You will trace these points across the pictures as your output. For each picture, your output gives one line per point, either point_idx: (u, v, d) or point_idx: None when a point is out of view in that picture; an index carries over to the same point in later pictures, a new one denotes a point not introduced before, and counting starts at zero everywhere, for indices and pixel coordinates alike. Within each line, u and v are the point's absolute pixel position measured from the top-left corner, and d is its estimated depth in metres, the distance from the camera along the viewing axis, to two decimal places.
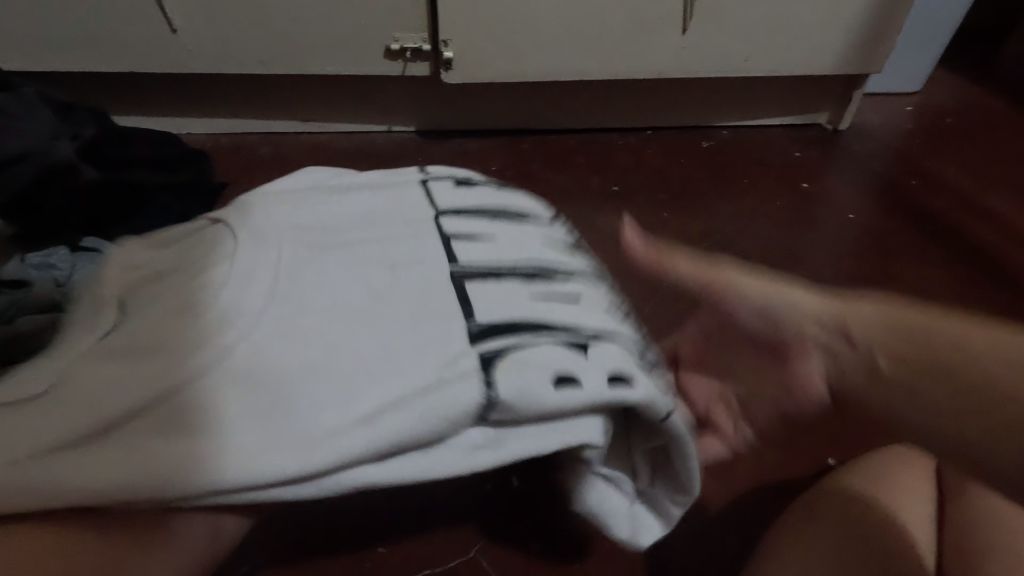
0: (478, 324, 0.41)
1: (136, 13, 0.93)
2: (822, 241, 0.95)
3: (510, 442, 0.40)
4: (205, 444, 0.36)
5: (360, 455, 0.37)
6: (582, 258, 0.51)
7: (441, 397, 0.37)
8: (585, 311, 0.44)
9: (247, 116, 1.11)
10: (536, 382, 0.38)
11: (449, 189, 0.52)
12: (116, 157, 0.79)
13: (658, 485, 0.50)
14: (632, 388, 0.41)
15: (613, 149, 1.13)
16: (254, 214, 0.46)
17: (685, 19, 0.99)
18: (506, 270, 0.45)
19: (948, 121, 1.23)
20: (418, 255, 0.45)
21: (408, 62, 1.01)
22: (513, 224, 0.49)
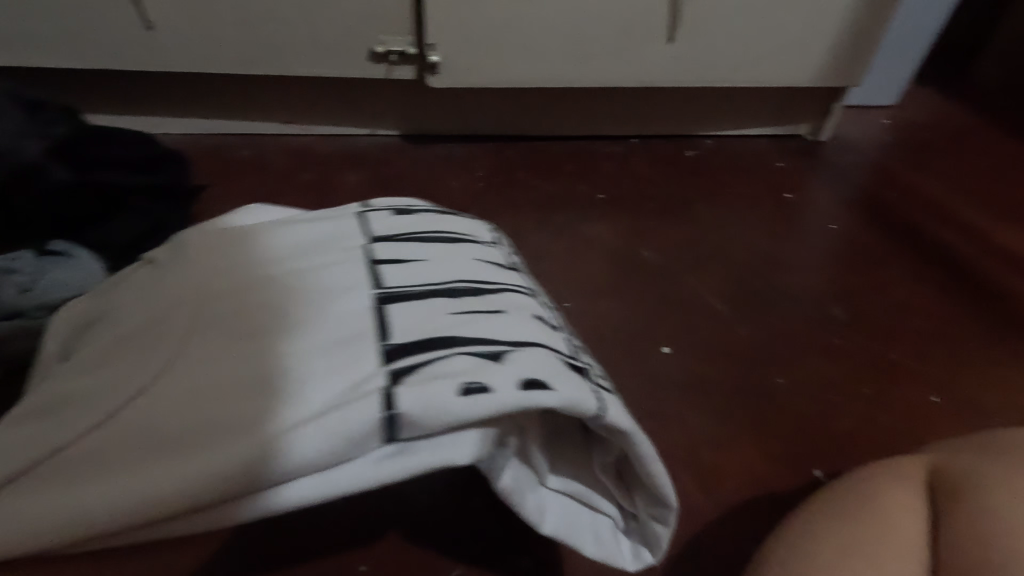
0: (392, 345, 0.41)
1: (112, 9, 0.90)
2: (805, 252, 0.96)
3: (419, 454, 0.38)
4: (123, 475, 0.35)
5: (271, 473, 0.35)
6: (512, 278, 0.54)
7: (346, 413, 0.36)
8: (504, 326, 0.45)
9: (226, 117, 1.08)
10: (441, 392, 0.38)
11: (384, 218, 0.55)
12: (89, 157, 0.75)
13: (638, 499, 0.48)
14: (548, 392, 0.40)
15: (598, 157, 1.13)
16: (197, 252, 0.47)
17: (672, 29, 0.99)
18: (435, 291, 0.48)
19: (924, 135, 1.25)
20: (342, 282, 0.46)
21: (394, 66, 1.00)
22: (442, 250, 0.53)
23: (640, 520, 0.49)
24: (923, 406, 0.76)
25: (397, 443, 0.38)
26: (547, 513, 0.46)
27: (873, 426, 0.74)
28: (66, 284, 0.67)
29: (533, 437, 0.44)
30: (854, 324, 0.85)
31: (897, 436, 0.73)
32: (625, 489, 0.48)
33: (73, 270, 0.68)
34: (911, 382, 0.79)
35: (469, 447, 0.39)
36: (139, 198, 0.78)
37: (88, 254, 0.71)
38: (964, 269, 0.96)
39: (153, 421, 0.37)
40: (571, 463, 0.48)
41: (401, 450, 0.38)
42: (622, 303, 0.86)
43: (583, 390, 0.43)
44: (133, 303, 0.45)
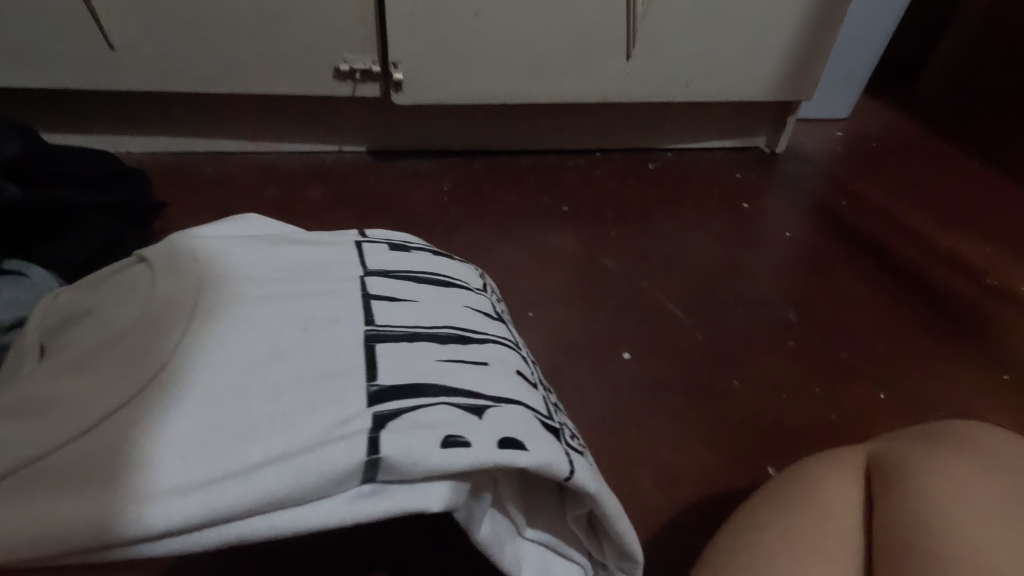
0: (377, 386, 0.42)
1: (71, 29, 0.90)
2: (762, 259, 1.00)
3: (394, 497, 0.39)
4: (95, 497, 0.35)
5: (244, 509, 0.35)
6: (497, 327, 0.57)
7: (319, 457, 0.36)
8: (489, 380, 0.47)
9: (190, 135, 1.08)
10: (422, 442, 0.38)
11: (382, 251, 0.56)
12: (52, 171, 0.76)
13: (609, 551, 0.51)
14: (526, 453, 0.41)
15: (563, 171, 1.16)
16: (180, 263, 0.45)
17: (628, 46, 1.03)
18: (421, 333, 0.49)
19: (873, 146, 1.31)
20: (332, 313, 0.47)
21: (358, 83, 1.01)
22: (434, 292, 0.54)
23: (607, 568, 0.52)
24: (872, 403, 0.79)
25: (374, 482, 0.38)
26: (525, 558, 0.48)
27: (824, 423, 0.76)
28: (20, 304, 0.65)
29: (505, 493, 0.45)
30: (807, 327, 0.89)
31: (846, 432, 0.76)
32: (591, 534, 0.51)
33: (27, 291, 0.67)
34: (861, 380, 0.82)
35: (441, 496, 0.40)
36: (96, 213, 0.79)
37: (45, 274, 0.70)
38: (910, 271, 1.00)
39: (130, 437, 0.37)
40: (550, 518, 0.49)
41: (378, 490, 0.39)
42: (585, 311, 0.88)
43: (557, 452, 0.44)
44: (115, 311, 0.44)
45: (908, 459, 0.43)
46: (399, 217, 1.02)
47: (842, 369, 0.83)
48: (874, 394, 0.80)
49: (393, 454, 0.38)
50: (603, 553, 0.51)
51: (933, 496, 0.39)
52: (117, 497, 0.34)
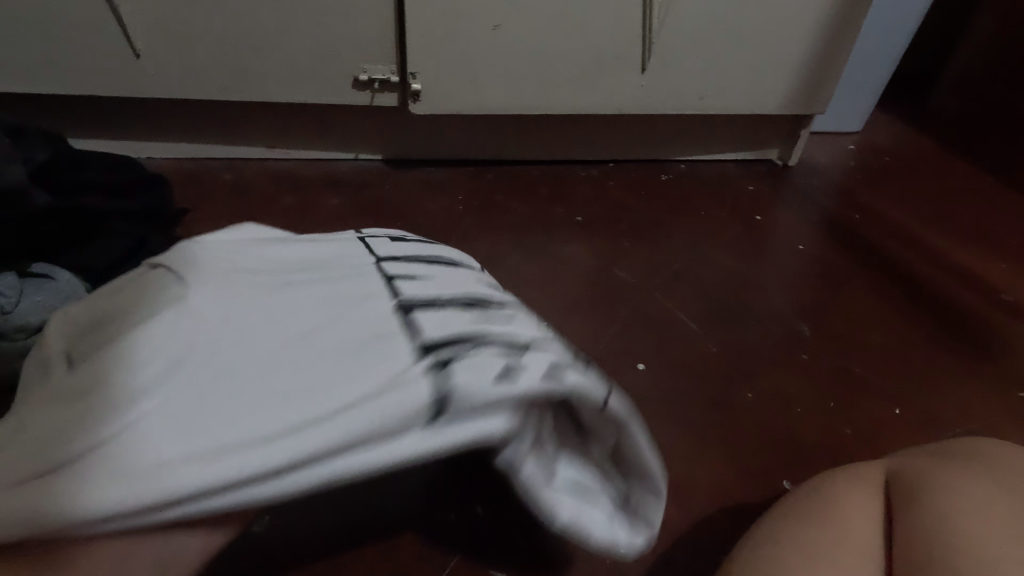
0: (426, 339, 0.47)
1: (98, 38, 0.92)
2: (774, 271, 1.00)
3: (457, 430, 0.43)
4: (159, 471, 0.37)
5: (305, 460, 0.39)
6: (509, 293, 0.61)
7: (394, 397, 0.42)
8: (521, 327, 0.52)
9: (209, 142, 1.10)
10: (480, 377, 0.44)
11: (386, 243, 0.60)
12: (71, 179, 0.76)
13: (635, 486, 0.54)
14: (565, 378, 0.47)
15: (576, 181, 1.16)
16: (201, 267, 0.50)
17: (643, 59, 1.04)
18: (446, 301, 0.52)
19: (886, 160, 1.31)
20: (361, 291, 0.51)
21: (376, 93, 1.03)
22: (447, 269, 0.58)
23: (634, 507, 0.53)
24: (886, 418, 0.79)
25: (438, 419, 0.43)
26: (561, 503, 0.49)
27: (838, 437, 0.76)
28: (48, 307, 0.68)
29: (543, 427, 0.49)
30: (820, 341, 0.89)
31: (859, 447, 0.76)
32: (615, 472, 0.54)
33: (54, 295, 0.69)
34: (875, 396, 0.82)
35: (499, 426, 0.44)
36: (117, 219, 0.79)
37: (71, 278, 0.72)
38: (923, 286, 1.00)
39: (174, 420, 0.40)
40: (581, 453, 0.53)
41: (440, 427, 0.43)
42: (599, 321, 0.88)
43: (591, 379, 0.50)
44: (141, 312, 0.47)
45: (928, 476, 0.43)
46: (414, 225, 1.02)
47: (854, 383, 0.83)
48: (888, 409, 0.80)
49: (459, 382, 0.43)
50: (629, 491, 0.54)
51: (955, 511, 0.39)
52: (181, 459, 0.38)
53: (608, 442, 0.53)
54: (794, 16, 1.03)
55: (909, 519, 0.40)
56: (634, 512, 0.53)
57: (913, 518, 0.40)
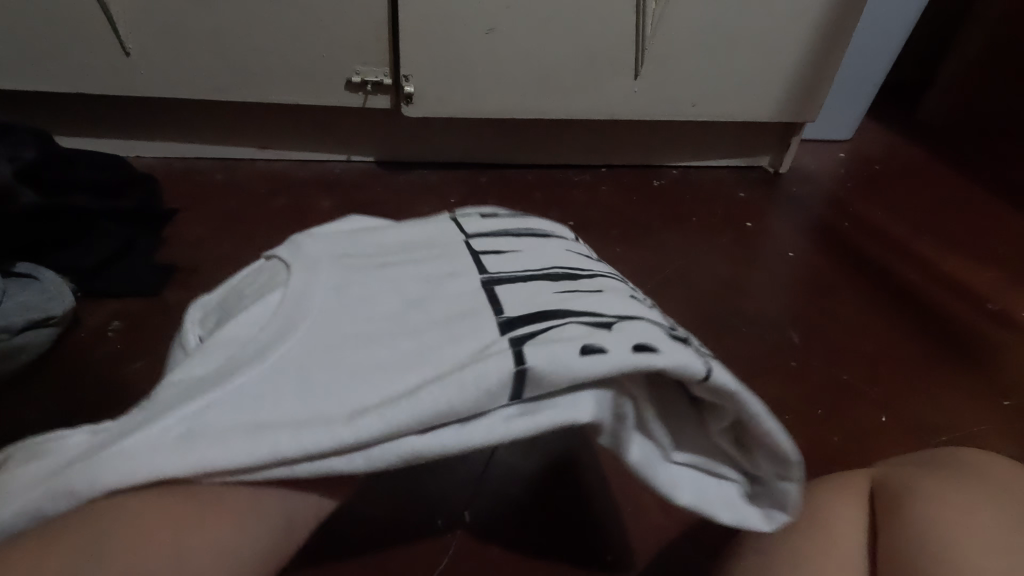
0: (507, 316, 0.43)
1: (87, 36, 0.91)
2: (765, 277, 1.01)
3: (543, 411, 0.38)
4: (252, 436, 0.36)
5: (396, 429, 0.36)
6: (602, 266, 0.55)
7: (475, 370, 0.37)
8: (606, 302, 0.44)
9: (201, 142, 1.09)
10: (562, 352, 0.38)
11: (477, 219, 0.57)
12: (60, 178, 0.76)
13: (763, 460, 0.42)
14: (655, 354, 0.38)
15: (568, 186, 1.16)
16: (303, 246, 0.49)
17: (637, 65, 1.04)
18: (531, 277, 0.49)
19: (875, 168, 1.33)
20: (449, 269, 0.49)
21: (369, 95, 1.03)
22: (537, 240, 0.55)
23: (766, 482, 0.42)
24: (874, 425, 0.80)
25: (521, 402, 0.38)
26: (681, 482, 0.41)
27: (829, 444, 0.76)
28: (32, 307, 0.68)
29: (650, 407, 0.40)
30: (810, 348, 0.89)
31: (849, 454, 0.76)
32: (743, 452, 0.42)
33: (40, 294, 0.70)
34: (864, 404, 0.82)
35: (589, 405, 0.38)
36: (105, 224, 0.78)
37: (56, 277, 0.73)
38: (911, 294, 1.01)
39: (280, 385, 0.39)
40: (694, 432, 0.42)
41: (526, 409, 0.38)
42: None
43: (688, 352, 0.39)
44: (256, 290, 0.47)
45: (917, 486, 0.43)
46: None
47: (844, 390, 0.84)
48: (877, 416, 0.81)
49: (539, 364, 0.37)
50: (763, 474, 0.42)
51: (947, 525, 0.39)
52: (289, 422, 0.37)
53: (736, 419, 0.41)
54: (786, 25, 1.04)
55: (904, 533, 0.40)
56: (766, 487, 0.42)
57: (906, 531, 0.40)
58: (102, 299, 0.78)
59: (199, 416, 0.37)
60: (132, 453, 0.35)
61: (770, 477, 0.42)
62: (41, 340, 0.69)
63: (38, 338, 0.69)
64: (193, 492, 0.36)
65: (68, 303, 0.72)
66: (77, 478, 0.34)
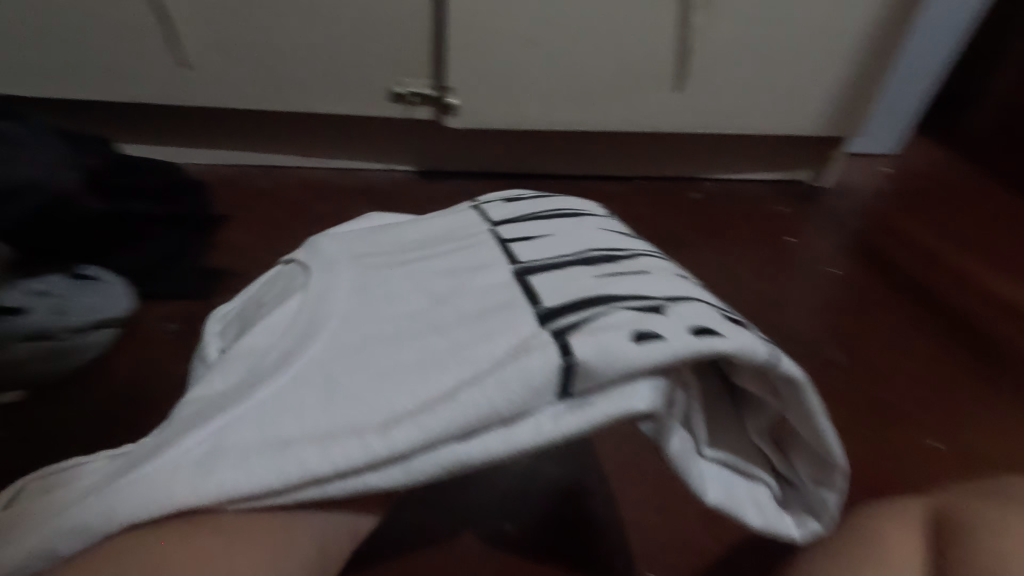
0: (546, 307, 0.39)
1: (147, 48, 0.95)
2: (806, 294, 0.99)
3: (595, 406, 0.35)
4: (278, 453, 0.34)
5: (436, 436, 0.34)
6: (640, 243, 0.51)
7: (515, 369, 0.35)
8: (652, 284, 0.42)
9: (248, 149, 1.13)
10: (613, 340, 0.35)
11: (501, 207, 0.55)
12: (118, 181, 0.78)
13: (799, 464, 0.45)
14: (720, 339, 0.36)
15: (605, 197, 1.16)
16: (322, 253, 0.50)
17: (678, 79, 1.04)
18: (566, 261, 0.45)
19: (920, 183, 1.29)
20: (481, 259, 0.46)
21: (412, 106, 1.05)
22: (570, 221, 0.52)
23: (803, 488, 0.45)
24: (923, 451, 0.77)
25: (570, 400, 0.35)
26: (710, 480, 0.41)
27: (876, 469, 0.75)
28: (95, 308, 0.72)
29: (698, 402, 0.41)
30: (855, 369, 0.87)
31: (897, 479, 0.74)
32: (781, 453, 0.45)
33: (102, 296, 0.74)
34: (913, 427, 0.80)
35: (646, 395, 0.35)
36: (155, 227, 0.82)
37: (116, 280, 0.76)
38: (959, 315, 0.98)
39: (302, 396, 0.37)
40: (731, 429, 0.43)
41: (575, 406, 0.35)
42: None
43: (748, 335, 0.38)
44: (276, 300, 0.48)
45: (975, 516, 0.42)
46: None
47: (891, 413, 0.82)
48: (927, 441, 0.79)
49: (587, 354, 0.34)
50: (794, 475, 0.45)
51: None
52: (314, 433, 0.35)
53: (777, 419, 0.44)
54: (832, 39, 1.03)
55: None
56: (798, 494, 0.46)
57: None
58: (156, 301, 0.81)
59: (222, 434, 0.36)
60: (165, 480, 0.34)
61: (804, 476, 0.45)
62: (103, 339, 0.73)
63: (96, 338, 0.72)
64: (215, 517, 0.34)
65: (128, 304, 0.76)
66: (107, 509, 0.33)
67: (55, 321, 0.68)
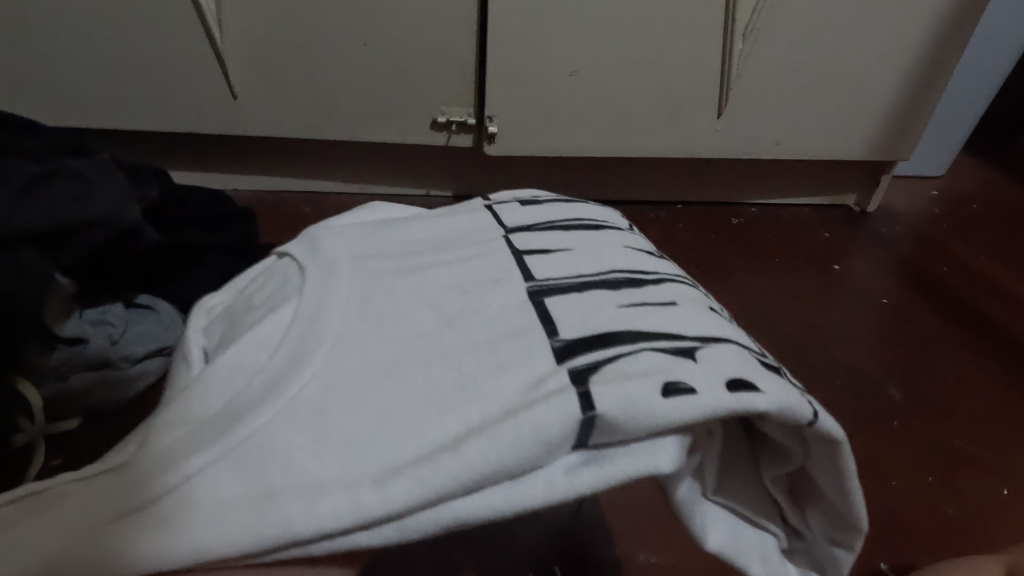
0: (563, 340, 0.33)
1: (201, 81, 0.99)
2: (856, 325, 0.96)
3: (616, 460, 0.30)
4: (268, 507, 0.29)
5: (443, 493, 0.29)
6: (667, 262, 0.44)
7: (528, 419, 0.29)
8: (683, 317, 0.35)
9: (292, 176, 1.16)
10: (639, 391, 0.30)
11: (516, 208, 0.47)
12: (170, 213, 0.82)
13: (816, 522, 0.36)
14: (757, 395, 0.30)
15: (644, 223, 1.15)
16: (320, 245, 0.41)
17: (720, 104, 1.03)
18: (590, 282, 0.38)
19: (973, 208, 1.25)
20: (490, 274, 0.39)
21: (453, 134, 1.06)
22: (591, 233, 0.44)
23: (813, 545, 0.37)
24: (991, 498, 0.74)
25: (586, 450, 0.31)
26: (713, 524, 0.35)
27: (940, 517, 0.71)
28: (150, 338, 0.76)
29: (714, 452, 0.34)
30: (911, 407, 0.83)
31: (961, 526, 0.71)
32: (796, 506, 0.37)
33: (157, 326, 0.77)
34: (976, 471, 0.76)
35: (671, 452, 0.31)
36: (212, 254, 0.82)
37: (171, 309, 0.80)
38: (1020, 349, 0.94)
39: (291, 439, 0.31)
40: (745, 476, 0.36)
41: (591, 458, 0.31)
42: None
43: (791, 388, 0.32)
44: (267, 301, 0.39)
45: None
46: None
47: (955, 456, 0.78)
48: (995, 488, 0.75)
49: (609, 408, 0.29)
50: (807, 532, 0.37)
51: None
52: (300, 486, 0.29)
53: (796, 470, 0.36)
54: (880, 63, 1.01)
55: None
56: (807, 548, 0.37)
57: None
58: None
59: (203, 481, 0.30)
60: (154, 524, 0.29)
61: (818, 534, 0.36)
62: (158, 367, 0.78)
63: (151, 367, 0.77)
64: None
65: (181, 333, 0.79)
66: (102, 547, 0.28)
67: (112, 351, 0.72)
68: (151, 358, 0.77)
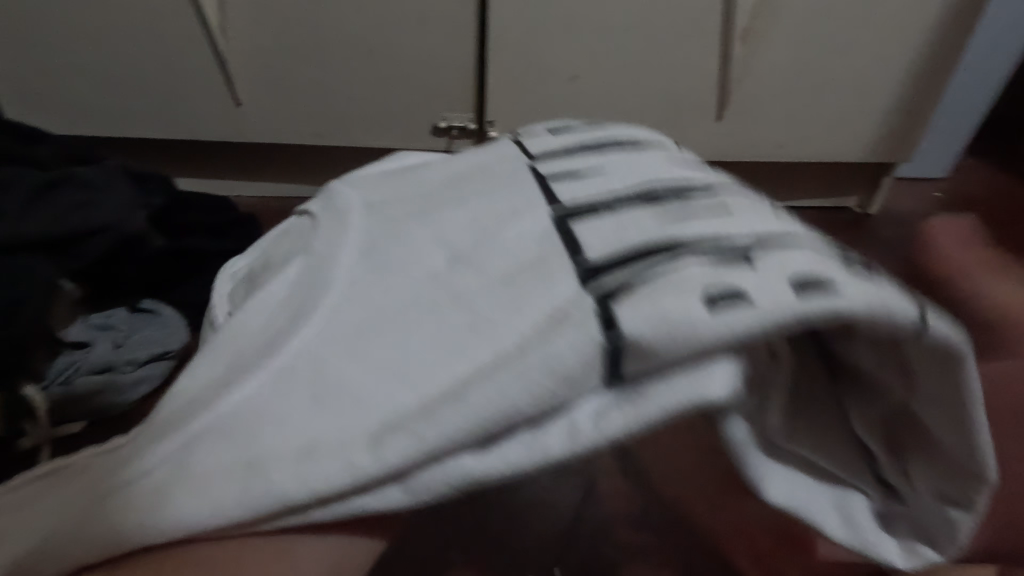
0: (589, 262, 0.30)
1: (205, 89, 1.00)
2: None
3: (662, 393, 0.27)
4: (264, 469, 0.30)
5: (447, 445, 0.28)
6: (721, 171, 0.38)
7: (540, 354, 0.28)
8: (743, 218, 0.30)
9: (295, 182, 1.17)
10: (674, 307, 0.26)
11: (544, 138, 0.42)
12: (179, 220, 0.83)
13: (920, 474, 0.29)
14: (836, 294, 0.25)
15: None
16: (336, 200, 0.43)
17: (719, 108, 1.04)
18: (629, 195, 0.33)
19: (977, 209, 1.24)
20: (508, 203, 0.36)
21: (453, 139, 1.07)
22: (625, 152, 0.37)
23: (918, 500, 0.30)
24: None
25: (618, 387, 0.28)
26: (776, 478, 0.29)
27: None
28: (152, 342, 0.75)
29: (783, 379, 0.29)
30: None
31: None
32: (890, 452, 0.30)
33: (160, 330, 0.77)
34: None
35: (722, 379, 0.26)
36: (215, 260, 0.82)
37: (174, 312, 0.78)
38: None
39: (285, 399, 0.32)
40: (823, 426, 0.31)
41: (622, 400, 0.27)
42: None
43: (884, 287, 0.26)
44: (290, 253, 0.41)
45: None
46: None
47: None
48: None
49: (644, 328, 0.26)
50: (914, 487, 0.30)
51: None
52: (290, 447, 0.30)
53: (898, 404, 0.29)
54: (881, 64, 1.01)
55: None
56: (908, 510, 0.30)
57: None
58: None
59: (193, 445, 0.31)
60: (144, 502, 0.31)
61: (923, 493, 0.29)
62: (162, 372, 0.77)
63: (155, 372, 0.76)
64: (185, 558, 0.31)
65: (183, 337, 0.78)
66: (93, 517, 0.31)
67: (115, 356, 0.73)
68: (155, 363, 0.76)
